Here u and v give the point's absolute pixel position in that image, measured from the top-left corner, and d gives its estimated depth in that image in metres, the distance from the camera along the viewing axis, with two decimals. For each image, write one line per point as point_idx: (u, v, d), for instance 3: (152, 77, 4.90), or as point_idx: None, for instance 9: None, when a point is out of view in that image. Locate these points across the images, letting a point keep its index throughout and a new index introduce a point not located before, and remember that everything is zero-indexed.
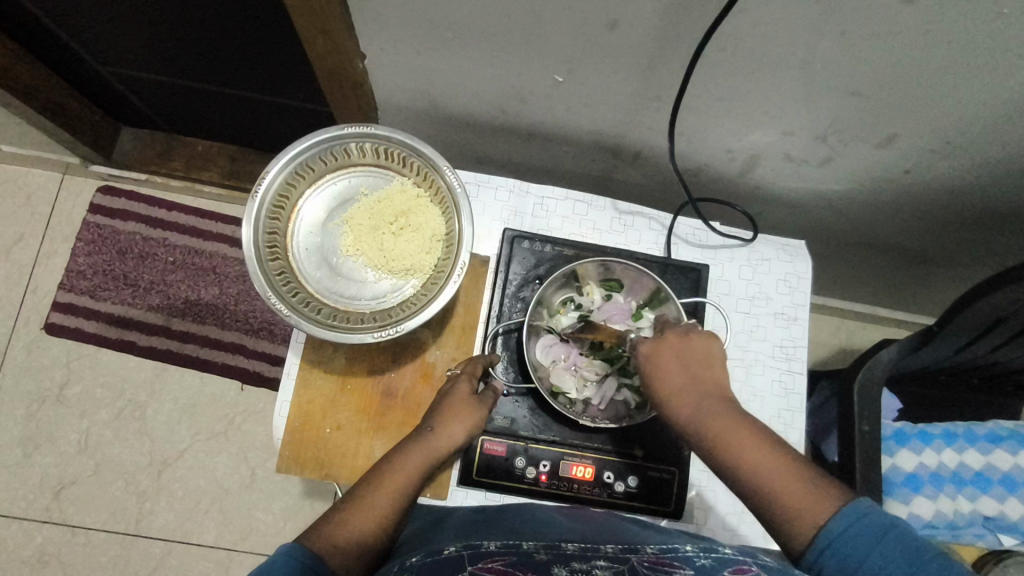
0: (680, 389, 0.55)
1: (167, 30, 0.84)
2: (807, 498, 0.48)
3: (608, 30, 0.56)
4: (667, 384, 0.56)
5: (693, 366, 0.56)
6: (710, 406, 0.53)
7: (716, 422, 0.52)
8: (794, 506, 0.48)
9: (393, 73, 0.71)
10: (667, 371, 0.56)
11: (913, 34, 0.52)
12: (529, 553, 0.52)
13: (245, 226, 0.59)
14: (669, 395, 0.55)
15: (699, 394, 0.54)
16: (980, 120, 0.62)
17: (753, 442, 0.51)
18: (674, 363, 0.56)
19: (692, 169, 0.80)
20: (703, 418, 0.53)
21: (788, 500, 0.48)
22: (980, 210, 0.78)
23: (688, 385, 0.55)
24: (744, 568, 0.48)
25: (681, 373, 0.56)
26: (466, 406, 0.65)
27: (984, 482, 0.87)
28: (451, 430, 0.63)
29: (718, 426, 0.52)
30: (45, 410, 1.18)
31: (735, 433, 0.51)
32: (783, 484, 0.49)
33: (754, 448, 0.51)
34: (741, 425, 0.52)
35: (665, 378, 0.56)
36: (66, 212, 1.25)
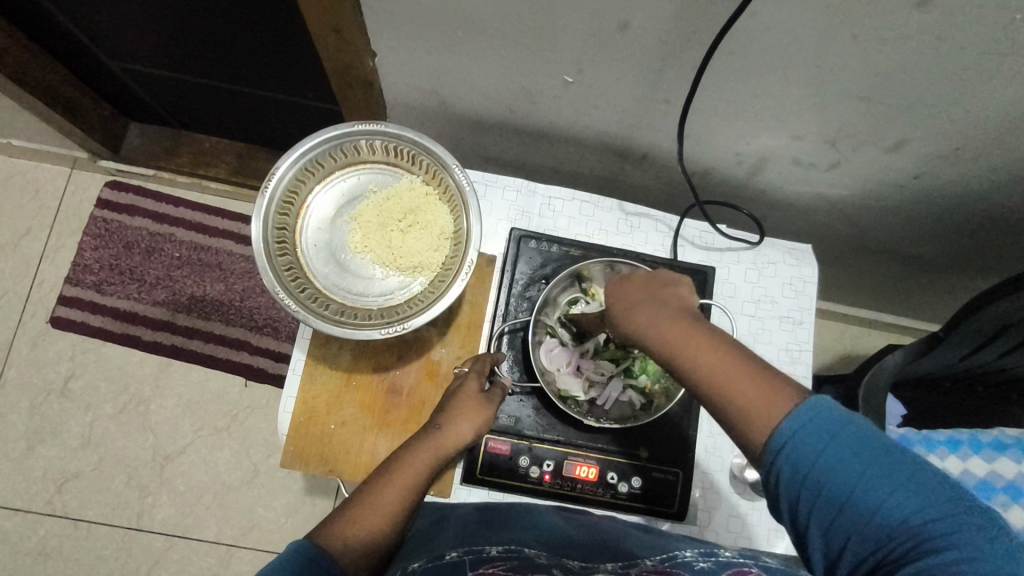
0: (637, 305, 0.53)
1: (179, 26, 0.84)
2: (762, 395, 0.45)
3: (618, 31, 0.56)
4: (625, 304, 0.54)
5: (656, 288, 0.54)
6: (665, 315, 0.51)
7: (670, 329, 0.50)
8: (751, 407, 0.45)
9: (403, 72, 0.72)
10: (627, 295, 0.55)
11: (924, 39, 0.52)
12: (530, 557, 0.53)
13: (255, 221, 0.59)
14: (626, 313, 0.54)
15: (657, 306, 0.52)
16: (989, 126, 0.62)
17: (707, 346, 0.49)
18: (635, 288, 0.55)
19: (700, 171, 0.80)
20: (657, 327, 0.51)
21: (744, 399, 0.46)
22: (987, 216, 0.78)
23: (647, 302, 0.53)
24: None
25: (640, 294, 0.54)
26: (475, 404, 0.64)
27: (988, 490, 0.87)
28: (459, 428, 0.62)
29: (674, 333, 0.50)
30: (50, 403, 1.18)
31: (690, 339, 0.49)
32: (739, 383, 0.46)
33: (708, 350, 0.48)
34: (695, 332, 0.50)
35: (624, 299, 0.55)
36: (73, 206, 1.26)
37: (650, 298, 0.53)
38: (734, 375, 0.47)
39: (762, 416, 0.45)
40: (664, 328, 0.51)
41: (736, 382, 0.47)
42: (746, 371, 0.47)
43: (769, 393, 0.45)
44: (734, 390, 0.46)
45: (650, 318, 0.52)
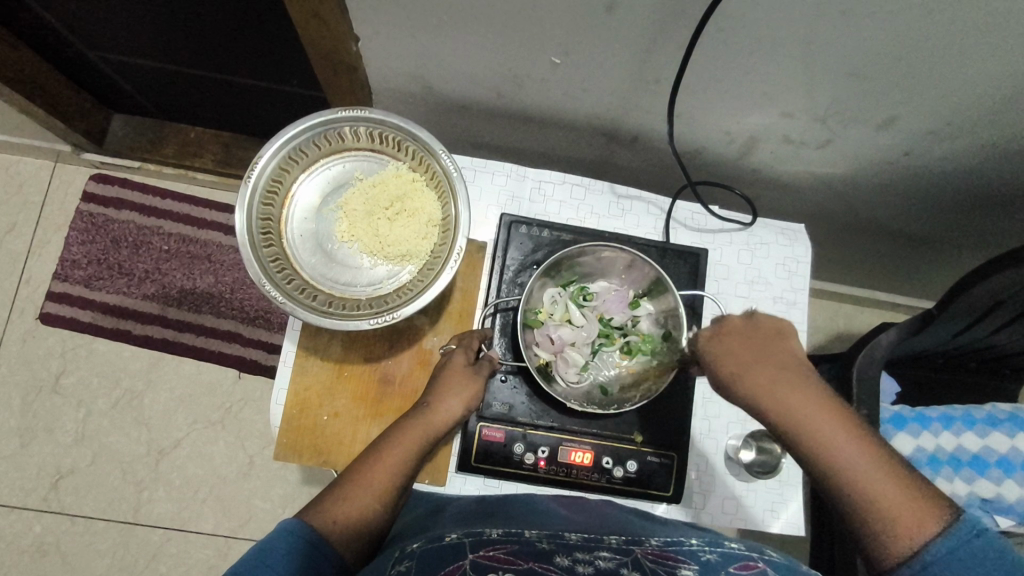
0: (768, 372, 0.55)
1: (158, 15, 0.82)
2: (909, 505, 0.49)
3: (604, 10, 0.55)
4: (751, 371, 0.55)
5: (777, 348, 0.56)
6: (803, 394, 0.54)
7: (805, 410, 0.53)
8: (897, 514, 0.49)
9: (388, 56, 0.70)
10: (745, 354, 0.56)
11: (915, 14, 0.51)
12: (532, 542, 0.52)
13: (238, 212, 0.58)
14: (746, 376, 0.55)
15: (791, 382, 0.54)
16: (981, 101, 0.61)
17: (845, 435, 0.52)
18: (754, 345, 0.56)
19: (691, 152, 0.79)
20: (792, 406, 0.53)
21: (898, 507, 0.49)
22: (981, 192, 0.78)
23: (778, 375, 0.55)
24: (751, 564, 0.49)
25: (764, 360, 0.56)
26: (462, 378, 0.64)
27: (981, 465, 0.87)
28: (448, 404, 0.62)
29: (811, 416, 0.53)
30: (42, 400, 1.18)
31: (830, 427, 0.52)
32: (888, 487, 0.50)
33: (847, 440, 0.52)
34: (835, 420, 0.53)
35: (745, 360, 0.56)
36: (58, 200, 1.24)
37: (778, 366, 0.55)
38: (878, 477, 0.50)
39: (910, 526, 0.48)
40: (800, 410, 0.53)
41: (879, 485, 0.50)
42: (890, 473, 0.51)
43: (919, 507, 0.49)
44: (877, 491, 0.50)
45: (784, 393, 0.54)
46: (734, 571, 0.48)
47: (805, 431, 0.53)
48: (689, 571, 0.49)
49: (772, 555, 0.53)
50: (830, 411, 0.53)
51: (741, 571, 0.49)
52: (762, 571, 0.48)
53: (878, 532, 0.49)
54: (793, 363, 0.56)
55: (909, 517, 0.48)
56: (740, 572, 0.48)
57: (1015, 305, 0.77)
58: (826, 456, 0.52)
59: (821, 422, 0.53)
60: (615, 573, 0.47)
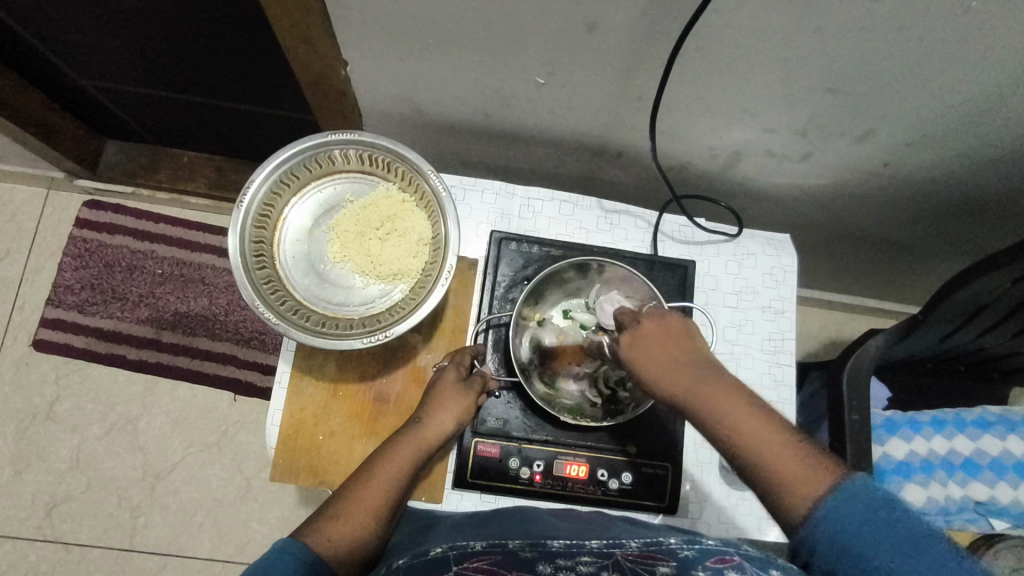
0: (666, 359, 0.54)
1: (150, 44, 0.84)
2: (805, 469, 0.47)
3: (586, 32, 0.57)
4: (656, 361, 0.54)
5: (678, 341, 0.55)
6: (704, 374, 0.52)
7: (708, 393, 0.51)
8: (786, 474, 0.47)
9: (377, 80, 0.72)
10: (653, 348, 0.55)
11: (883, 30, 0.53)
12: (515, 551, 0.53)
13: (231, 237, 0.59)
14: (651, 370, 0.54)
15: (691, 369, 0.53)
16: (953, 111, 0.63)
17: (747, 411, 0.50)
18: (653, 338, 0.56)
19: (676, 166, 0.81)
20: (700, 393, 0.52)
21: (788, 472, 0.47)
22: (963, 200, 0.79)
23: (677, 359, 0.54)
24: (727, 558, 0.51)
25: (665, 348, 0.55)
26: (454, 393, 0.65)
27: (973, 468, 0.88)
28: (439, 418, 0.63)
29: (713, 395, 0.51)
30: (36, 427, 1.17)
31: (731, 404, 0.50)
32: (783, 457, 0.48)
33: (750, 415, 0.50)
34: (733, 392, 0.51)
35: (647, 353, 0.55)
36: (51, 228, 1.25)
37: (683, 359, 0.54)
38: (775, 443, 0.48)
39: (804, 491, 0.46)
40: (707, 394, 0.51)
41: (775, 450, 0.48)
42: (786, 442, 0.49)
43: (811, 470, 0.47)
44: (772, 456, 0.48)
45: (684, 377, 0.53)
46: (712, 566, 0.50)
47: (706, 407, 0.51)
48: (668, 567, 0.50)
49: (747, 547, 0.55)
50: (728, 382, 0.52)
51: (719, 565, 0.50)
52: (738, 563, 0.50)
53: (776, 499, 0.47)
54: (694, 351, 0.55)
55: (799, 480, 0.47)
56: (717, 566, 0.50)
57: (999, 308, 0.79)
58: (729, 431, 0.49)
59: (717, 399, 0.51)
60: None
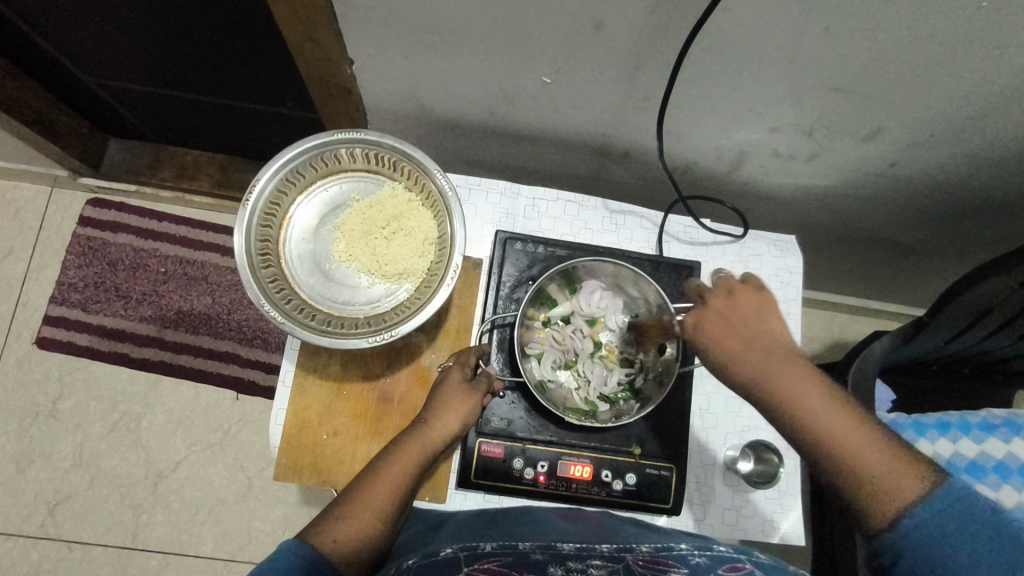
0: (748, 350, 0.52)
1: (155, 42, 0.84)
2: (899, 473, 0.48)
3: (594, 31, 0.57)
4: (734, 352, 0.52)
5: (758, 326, 0.53)
6: (786, 365, 0.51)
7: (797, 387, 0.50)
8: (878, 480, 0.48)
9: (382, 79, 0.72)
10: (729, 336, 0.53)
11: (893, 29, 0.52)
12: (526, 553, 0.53)
13: (237, 235, 0.59)
14: (732, 361, 0.52)
15: (773, 360, 0.51)
16: (960, 112, 0.62)
17: (832, 410, 0.50)
18: (732, 325, 0.53)
19: (682, 166, 0.81)
20: (787, 386, 0.50)
21: (880, 475, 0.48)
22: (969, 201, 0.79)
23: (754, 347, 0.52)
24: (739, 567, 0.51)
25: (741, 336, 0.52)
26: (460, 394, 0.64)
27: (978, 470, 0.87)
28: (446, 419, 0.62)
29: (798, 391, 0.50)
30: (39, 425, 1.17)
31: (820, 400, 0.50)
32: (874, 458, 0.48)
33: (837, 413, 0.50)
34: (818, 385, 0.51)
35: (724, 343, 0.53)
36: (55, 226, 1.25)
37: (761, 348, 0.52)
38: (864, 442, 0.49)
39: (899, 500, 0.48)
40: (794, 389, 0.50)
41: (867, 451, 0.49)
42: (882, 443, 0.49)
43: (908, 476, 0.48)
44: (864, 457, 0.48)
45: (770, 370, 0.51)
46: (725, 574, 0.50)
47: (790, 402, 0.50)
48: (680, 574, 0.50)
49: (761, 556, 0.55)
50: (814, 378, 0.51)
51: (731, 573, 0.51)
52: (750, 572, 0.50)
53: (867, 501, 0.48)
54: (775, 335, 0.52)
55: (892, 483, 0.48)
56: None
57: (1006, 310, 0.78)
58: (817, 431, 0.49)
59: (805, 397, 0.50)
60: None
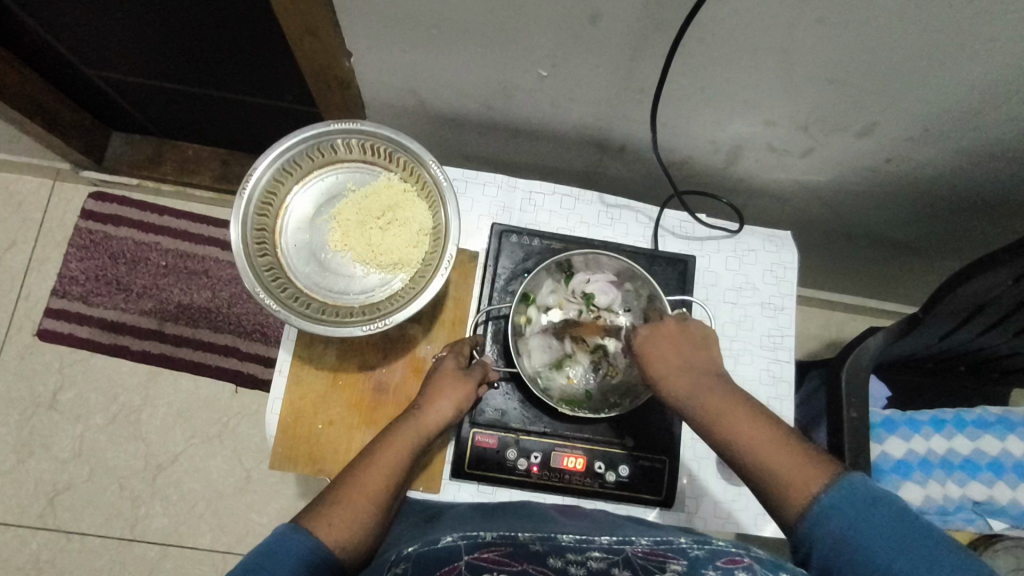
0: (676, 368, 0.60)
1: (157, 35, 0.84)
2: (799, 465, 0.52)
3: (589, 23, 0.57)
4: (663, 364, 0.61)
5: (693, 351, 0.62)
6: (709, 382, 0.59)
7: (714, 397, 0.57)
8: (781, 471, 0.52)
9: (381, 72, 0.72)
10: (663, 355, 0.61)
11: (886, 22, 0.53)
12: (525, 543, 0.53)
13: (233, 223, 0.59)
14: (663, 376, 0.60)
15: (696, 373, 0.60)
16: (954, 107, 0.63)
17: (745, 416, 0.56)
18: (669, 344, 0.62)
19: (678, 161, 0.81)
20: (701, 394, 0.58)
21: (785, 471, 0.52)
22: (964, 197, 0.79)
23: (685, 365, 0.60)
24: (737, 559, 0.51)
25: (676, 353, 0.61)
26: (452, 381, 0.65)
27: (972, 468, 0.88)
28: (438, 405, 0.63)
29: (718, 401, 0.57)
30: (40, 416, 1.18)
31: (732, 407, 0.56)
32: (778, 453, 0.53)
33: (751, 421, 0.55)
34: (738, 399, 0.57)
35: (657, 358, 0.61)
36: (57, 219, 1.26)
37: (690, 366, 0.60)
38: (770, 440, 0.54)
39: (800, 489, 0.51)
40: (707, 396, 0.58)
41: (774, 450, 0.53)
42: (791, 446, 0.53)
43: (808, 468, 0.52)
44: (771, 455, 0.53)
45: (694, 384, 0.59)
46: (722, 565, 0.50)
47: (710, 411, 0.57)
48: (677, 566, 0.50)
49: (756, 550, 0.55)
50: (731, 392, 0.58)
51: (729, 566, 0.51)
52: (748, 564, 0.50)
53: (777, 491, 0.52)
54: (707, 360, 0.61)
55: (796, 476, 0.51)
56: (728, 566, 0.50)
57: (1000, 307, 0.79)
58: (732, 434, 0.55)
59: (723, 405, 0.57)
60: (607, 572, 0.49)
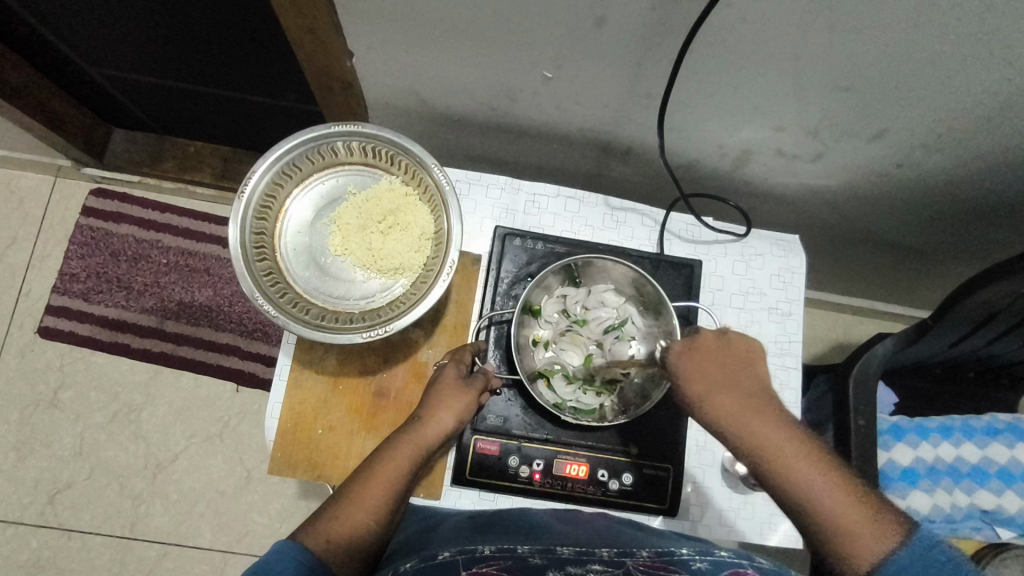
0: (730, 395, 0.54)
1: (158, 33, 0.84)
2: (858, 512, 0.49)
3: (595, 26, 0.56)
4: (718, 395, 0.54)
5: (738, 368, 0.55)
6: (758, 413, 0.53)
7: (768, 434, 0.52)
8: (849, 525, 0.48)
9: (382, 72, 0.71)
10: (715, 380, 0.54)
11: (902, 27, 0.51)
12: (524, 557, 0.52)
13: (232, 227, 0.58)
14: (711, 401, 0.54)
15: (749, 404, 0.53)
16: (969, 113, 0.61)
17: (805, 458, 0.51)
18: (718, 366, 0.55)
19: (685, 165, 0.80)
20: (753, 429, 0.52)
21: (850, 524, 0.48)
22: (976, 202, 0.78)
23: (735, 391, 0.54)
24: (741, 571, 0.51)
25: (723, 376, 0.55)
26: (454, 391, 0.63)
27: (981, 475, 0.87)
28: (439, 416, 0.62)
29: (775, 441, 0.52)
30: (40, 414, 1.18)
31: (789, 449, 0.51)
32: (839, 502, 0.49)
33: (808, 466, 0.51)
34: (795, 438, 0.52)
35: (706, 381, 0.54)
36: (58, 215, 1.25)
37: (737, 390, 0.54)
38: (832, 487, 0.50)
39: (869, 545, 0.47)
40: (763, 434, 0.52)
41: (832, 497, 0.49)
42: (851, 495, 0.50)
43: (873, 523, 0.48)
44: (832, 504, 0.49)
45: (745, 418, 0.53)
46: None
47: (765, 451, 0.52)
48: None
49: (760, 560, 0.55)
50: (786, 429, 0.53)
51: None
52: None
53: (836, 540, 0.48)
54: (752, 382, 0.55)
55: (860, 532, 0.48)
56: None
57: (1013, 314, 0.77)
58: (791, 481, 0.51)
59: (780, 444, 0.52)
60: None
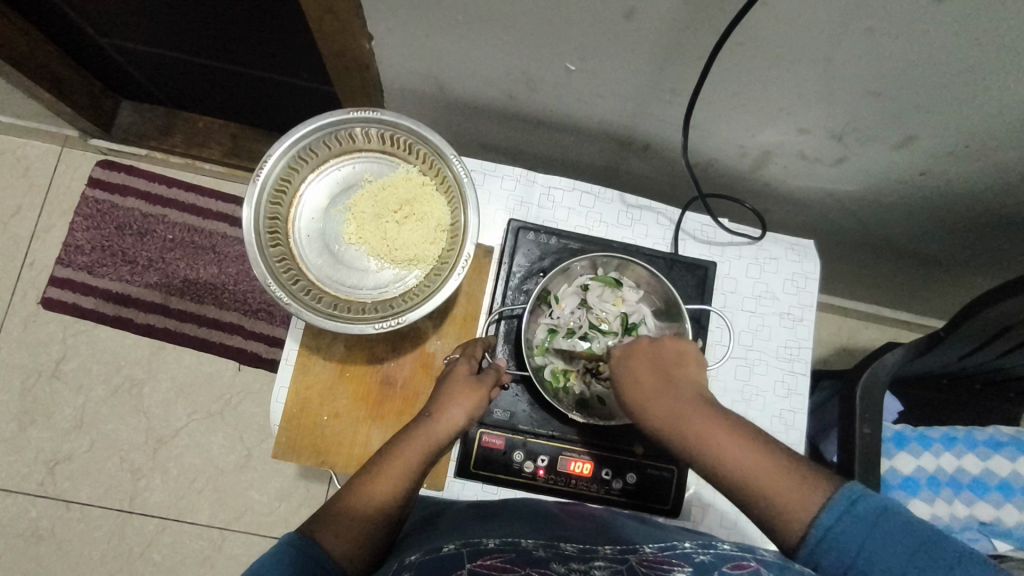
0: (654, 390, 0.56)
1: (173, 4, 0.82)
2: (788, 484, 0.49)
3: (625, 19, 0.55)
4: (646, 392, 0.56)
5: (670, 367, 0.58)
6: (689, 404, 0.54)
7: (694, 421, 0.53)
8: (783, 498, 0.49)
9: (401, 57, 0.70)
10: (642, 377, 0.57)
11: (941, 34, 0.50)
12: (529, 550, 0.52)
13: (247, 210, 0.58)
14: (646, 401, 0.56)
15: (677, 395, 0.55)
16: (998, 124, 0.60)
17: (732, 437, 0.52)
18: (646, 364, 0.58)
19: (703, 163, 0.79)
20: (682, 420, 0.54)
21: (782, 494, 0.49)
22: (996, 214, 0.77)
23: (668, 389, 0.56)
24: (744, 563, 0.50)
25: (657, 376, 0.57)
26: (466, 386, 0.62)
27: (981, 488, 0.87)
28: (451, 411, 0.60)
29: (701, 426, 0.53)
30: (42, 384, 1.17)
31: (717, 431, 0.52)
32: (765, 475, 0.50)
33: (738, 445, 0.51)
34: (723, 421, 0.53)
35: (639, 382, 0.57)
36: (64, 185, 1.24)
37: (666, 385, 0.56)
38: (764, 465, 0.50)
39: (795, 515, 0.48)
40: (690, 421, 0.53)
41: (767, 474, 0.50)
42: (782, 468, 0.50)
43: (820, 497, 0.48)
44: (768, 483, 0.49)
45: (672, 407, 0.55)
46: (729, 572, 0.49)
47: (694, 439, 0.53)
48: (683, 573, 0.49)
49: (763, 553, 0.54)
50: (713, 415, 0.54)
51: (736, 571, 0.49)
52: (755, 569, 0.49)
53: (771, 519, 0.49)
54: (686, 378, 0.57)
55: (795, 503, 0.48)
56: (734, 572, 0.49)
57: None
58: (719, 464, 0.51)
59: (706, 427, 0.53)
60: None
